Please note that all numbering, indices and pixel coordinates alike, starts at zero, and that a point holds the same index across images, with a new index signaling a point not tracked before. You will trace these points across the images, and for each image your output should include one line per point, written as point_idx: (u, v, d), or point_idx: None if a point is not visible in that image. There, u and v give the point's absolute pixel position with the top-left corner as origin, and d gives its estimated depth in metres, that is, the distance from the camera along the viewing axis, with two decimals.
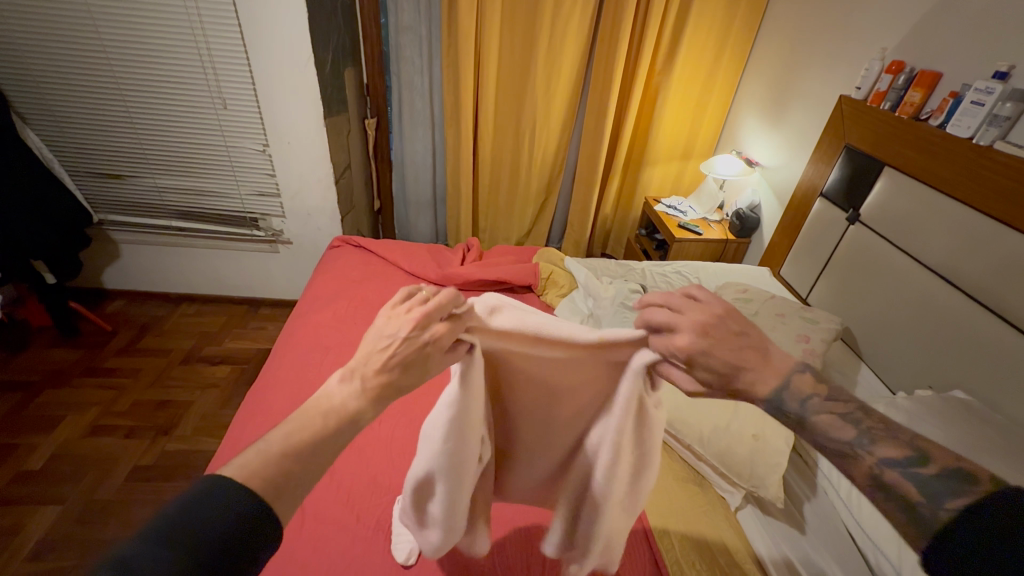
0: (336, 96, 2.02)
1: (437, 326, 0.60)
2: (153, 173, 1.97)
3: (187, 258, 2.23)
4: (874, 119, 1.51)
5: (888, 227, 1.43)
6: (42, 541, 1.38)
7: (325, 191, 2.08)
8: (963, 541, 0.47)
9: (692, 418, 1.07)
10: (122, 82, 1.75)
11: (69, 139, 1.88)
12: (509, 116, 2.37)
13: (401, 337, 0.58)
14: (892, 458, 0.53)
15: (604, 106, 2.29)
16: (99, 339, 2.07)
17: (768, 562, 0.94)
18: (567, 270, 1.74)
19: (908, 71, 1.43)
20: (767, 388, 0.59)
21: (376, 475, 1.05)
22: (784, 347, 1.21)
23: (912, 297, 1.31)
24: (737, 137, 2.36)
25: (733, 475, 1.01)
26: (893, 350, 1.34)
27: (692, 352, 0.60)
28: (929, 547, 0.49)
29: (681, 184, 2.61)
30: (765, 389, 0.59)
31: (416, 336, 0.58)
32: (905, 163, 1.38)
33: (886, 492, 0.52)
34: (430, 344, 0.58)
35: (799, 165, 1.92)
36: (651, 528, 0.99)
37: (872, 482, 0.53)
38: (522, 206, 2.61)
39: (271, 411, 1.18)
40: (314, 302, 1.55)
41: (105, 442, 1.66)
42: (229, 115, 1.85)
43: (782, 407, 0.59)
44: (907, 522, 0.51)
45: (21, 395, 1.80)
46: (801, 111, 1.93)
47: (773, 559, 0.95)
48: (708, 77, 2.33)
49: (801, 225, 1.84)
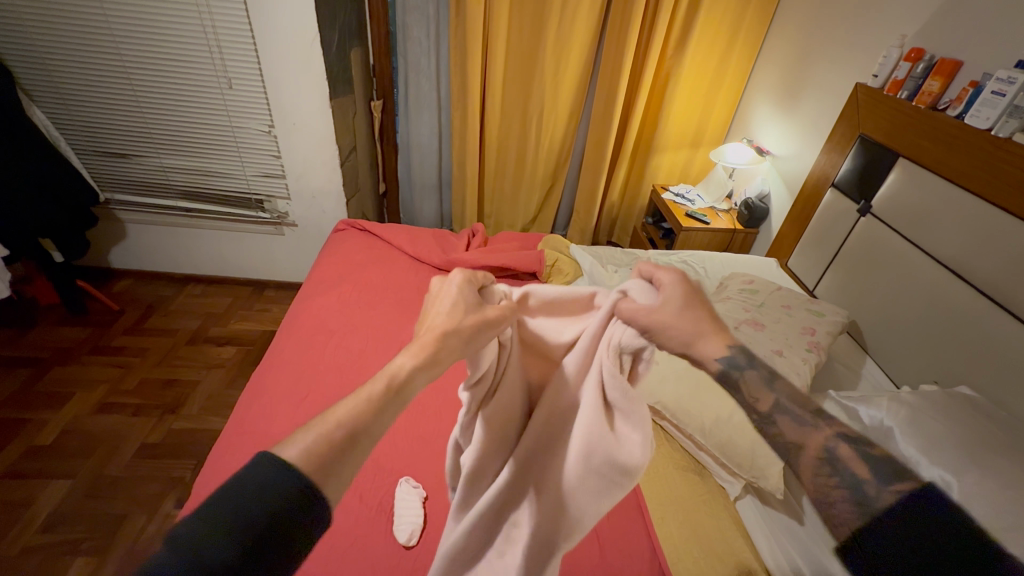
0: (341, 77, 1.99)
1: (456, 274, 0.64)
2: (159, 152, 1.96)
3: (193, 239, 2.23)
4: (891, 109, 1.48)
5: (900, 220, 1.41)
6: (54, 513, 1.41)
7: (330, 174, 2.07)
8: (896, 523, 0.52)
9: (694, 408, 1.06)
10: (126, 59, 1.73)
11: (74, 117, 1.87)
12: (517, 100, 2.33)
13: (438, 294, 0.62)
14: (842, 439, 0.60)
15: (613, 91, 2.25)
16: (106, 317, 2.09)
17: (767, 555, 0.95)
18: (572, 258, 1.73)
19: (928, 59, 1.39)
20: (718, 354, 0.64)
21: (380, 457, 1.07)
22: (789, 339, 1.19)
23: (922, 291, 1.29)
24: (748, 124, 2.32)
25: (733, 466, 1.00)
26: (900, 344, 1.33)
27: (667, 282, 0.64)
28: (867, 524, 0.53)
29: (690, 172, 2.57)
30: (717, 354, 0.64)
31: (445, 289, 0.62)
32: (921, 155, 1.35)
33: (833, 465, 0.57)
34: (459, 294, 0.61)
35: (811, 154, 1.89)
36: (651, 517, 1.01)
37: (821, 454, 0.59)
38: (527, 192, 2.59)
39: (276, 392, 1.19)
40: (318, 285, 1.55)
41: (113, 419, 1.69)
42: (234, 95, 1.83)
43: (738, 368, 0.65)
44: (848, 498, 0.55)
45: (30, 371, 1.82)
46: (815, 99, 1.88)
47: (772, 551, 0.95)
48: (721, 62, 2.27)
49: (810, 216, 1.82)
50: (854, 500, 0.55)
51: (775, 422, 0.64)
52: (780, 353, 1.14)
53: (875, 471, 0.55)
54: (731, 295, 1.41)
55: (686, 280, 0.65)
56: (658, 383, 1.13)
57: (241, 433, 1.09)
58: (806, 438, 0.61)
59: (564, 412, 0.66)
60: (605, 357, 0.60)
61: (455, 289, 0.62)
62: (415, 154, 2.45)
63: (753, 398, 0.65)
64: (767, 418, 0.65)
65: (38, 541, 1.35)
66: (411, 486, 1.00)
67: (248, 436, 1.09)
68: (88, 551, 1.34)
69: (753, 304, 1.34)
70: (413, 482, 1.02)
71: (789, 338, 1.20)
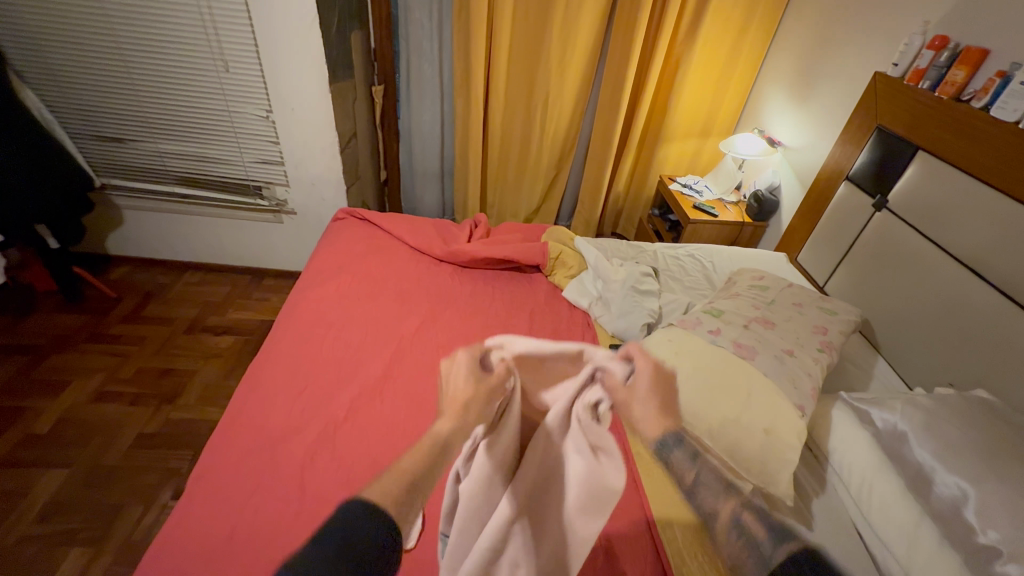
0: (342, 60, 1.93)
1: (458, 350, 0.65)
2: (155, 137, 1.92)
3: (191, 226, 2.20)
4: (911, 99, 1.42)
5: (917, 215, 1.36)
6: (51, 502, 1.40)
7: (330, 161, 2.02)
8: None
9: (703, 410, 1.01)
10: (120, 41, 1.68)
11: (68, 99, 1.82)
12: (522, 87, 2.27)
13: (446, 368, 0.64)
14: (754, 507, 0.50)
15: (622, 78, 2.18)
16: (104, 305, 2.06)
17: None
18: (576, 250, 1.68)
19: (952, 47, 1.32)
20: (654, 430, 0.60)
21: (377, 455, 1.04)
22: (801, 339, 1.15)
23: (939, 290, 1.25)
24: (760, 114, 2.25)
25: (741, 470, 0.96)
26: (914, 344, 1.29)
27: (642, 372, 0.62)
28: None
29: (698, 163, 2.51)
30: (653, 430, 0.60)
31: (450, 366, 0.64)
32: (942, 148, 1.30)
33: (739, 531, 0.48)
34: (461, 373, 0.63)
35: (825, 146, 1.83)
36: (655, 519, 0.98)
37: (732, 524, 0.49)
38: (531, 181, 2.53)
39: (272, 386, 1.16)
40: (317, 275, 1.51)
41: (109, 408, 1.67)
42: (231, 79, 1.78)
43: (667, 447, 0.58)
44: (749, 559, 0.46)
45: (27, 358, 1.80)
46: (831, 88, 1.82)
47: None
48: (733, 49, 2.20)
49: (822, 210, 1.77)
50: (753, 562, 0.45)
51: (689, 493, 0.55)
52: (791, 353, 1.10)
53: (770, 529, 0.47)
54: (740, 292, 1.37)
55: (660, 372, 0.63)
56: None
57: (235, 427, 1.06)
58: (719, 504, 0.52)
59: (548, 473, 0.68)
60: (581, 415, 0.64)
61: (461, 368, 0.63)
62: (416, 141, 2.40)
63: (672, 474, 0.57)
64: (685, 492, 0.56)
65: (34, 531, 1.33)
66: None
67: (243, 432, 1.06)
68: (84, 543, 1.32)
69: (763, 302, 1.29)
70: None
71: (800, 337, 1.16)
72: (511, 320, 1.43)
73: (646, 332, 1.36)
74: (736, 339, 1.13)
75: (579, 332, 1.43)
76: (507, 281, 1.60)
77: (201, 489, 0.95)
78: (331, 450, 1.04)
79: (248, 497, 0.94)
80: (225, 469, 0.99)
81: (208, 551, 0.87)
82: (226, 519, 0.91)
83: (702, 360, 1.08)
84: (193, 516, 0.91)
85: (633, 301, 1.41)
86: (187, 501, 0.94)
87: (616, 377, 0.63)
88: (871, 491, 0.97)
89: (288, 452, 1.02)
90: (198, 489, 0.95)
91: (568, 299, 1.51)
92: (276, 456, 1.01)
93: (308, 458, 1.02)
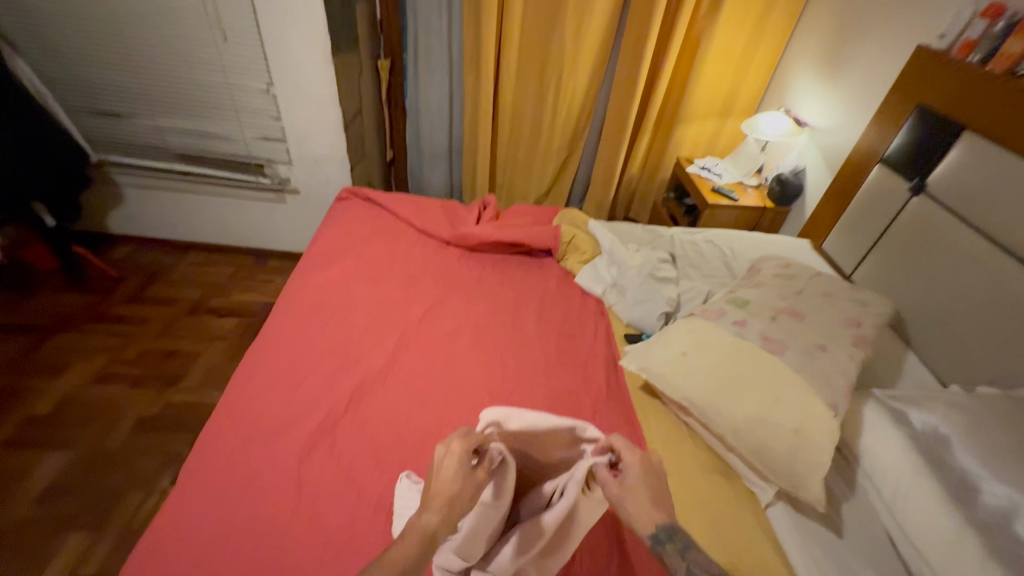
0: (345, 30, 1.83)
1: (454, 440, 0.73)
2: (153, 112, 1.85)
3: (193, 205, 2.14)
4: (958, 74, 1.31)
5: (961, 201, 1.26)
6: (52, 484, 1.38)
7: (334, 138, 1.94)
8: None
9: (727, 406, 0.95)
10: (113, 8, 1.60)
11: (62, 71, 1.75)
12: (535, 61, 2.15)
13: (448, 455, 0.72)
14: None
15: (640, 52, 2.06)
16: (106, 284, 2.02)
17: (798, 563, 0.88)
18: (589, 234, 1.59)
19: (1009, 16, 1.20)
20: (648, 526, 0.72)
21: (381, 448, 0.99)
22: (832, 332, 1.07)
23: (983, 283, 1.16)
24: (786, 92, 2.12)
25: (767, 472, 0.91)
26: (952, 339, 1.21)
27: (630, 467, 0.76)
28: None
29: (717, 145, 2.39)
30: (646, 528, 0.72)
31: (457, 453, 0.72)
32: (992, 127, 1.20)
33: None
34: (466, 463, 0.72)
35: (857, 126, 1.72)
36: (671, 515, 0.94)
37: None
38: (543, 161, 2.44)
39: (271, 373, 1.11)
40: (319, 257, 1.45)
41: (111, 391, 1.63)
42: (230, 50, 1.69)
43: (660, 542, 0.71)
44: None
45: (28, 338, 1.77)
46: (866, 63, 1.70)
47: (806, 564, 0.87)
48: (760, 21, 2.06)
49: (852, 194, 1.66)
50: None
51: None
52: (822, 348, 1.02)
53: None
54: (765, 280, 1.28)
55: (646, 464, 0.77)
56: (685, 378, 1.01)
57: (232, 417, 1.02)
58: None
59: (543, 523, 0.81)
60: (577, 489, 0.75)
61: (457, 460, 0.71)
62: (423, 119, 2.30)
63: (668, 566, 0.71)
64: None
65: (36, 515, 1.31)
66: (411, 482, 0.91)
67: (240, 421, 1.01)
68: (85, 528, 1.29)
69: (791, 292, 1.21)
70: (414, 477, 0.92)
71: (831, 331, 1.08)
72: (521, 307, 1.37)
73: (663, 321, 1.29)
74: (763, 332, 1.05)
75: (592, 321, 1.36)
76: (517, 266, 1.52)
77: (198, 482, 0.91)
78: (331, 442, 0.99)
79: (246, 491, 0.90)
80: (222, 461, 0.94)
81: (205, 547, 0.83)
82: (223, 514, 0.87)
83: (726, 355, 1.01)
84: (190, 509, 0.88)
85: (650, 289, 1.34)
86: (183, 493, 0.90)
87: (606, 470, 0.76)
88: (907, 500, 0.89)
89: (286, 444, 0.97)
90: (195, 481, 0.91)
91: (581, 286, 1.44)
92: (275, 448, 0.97)
93: (307, 450, 0.97)
